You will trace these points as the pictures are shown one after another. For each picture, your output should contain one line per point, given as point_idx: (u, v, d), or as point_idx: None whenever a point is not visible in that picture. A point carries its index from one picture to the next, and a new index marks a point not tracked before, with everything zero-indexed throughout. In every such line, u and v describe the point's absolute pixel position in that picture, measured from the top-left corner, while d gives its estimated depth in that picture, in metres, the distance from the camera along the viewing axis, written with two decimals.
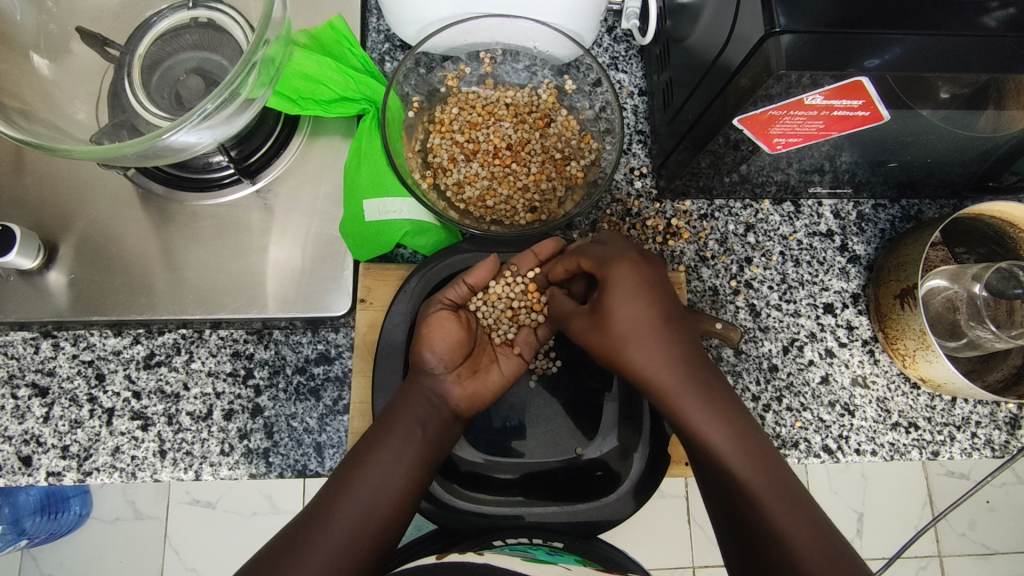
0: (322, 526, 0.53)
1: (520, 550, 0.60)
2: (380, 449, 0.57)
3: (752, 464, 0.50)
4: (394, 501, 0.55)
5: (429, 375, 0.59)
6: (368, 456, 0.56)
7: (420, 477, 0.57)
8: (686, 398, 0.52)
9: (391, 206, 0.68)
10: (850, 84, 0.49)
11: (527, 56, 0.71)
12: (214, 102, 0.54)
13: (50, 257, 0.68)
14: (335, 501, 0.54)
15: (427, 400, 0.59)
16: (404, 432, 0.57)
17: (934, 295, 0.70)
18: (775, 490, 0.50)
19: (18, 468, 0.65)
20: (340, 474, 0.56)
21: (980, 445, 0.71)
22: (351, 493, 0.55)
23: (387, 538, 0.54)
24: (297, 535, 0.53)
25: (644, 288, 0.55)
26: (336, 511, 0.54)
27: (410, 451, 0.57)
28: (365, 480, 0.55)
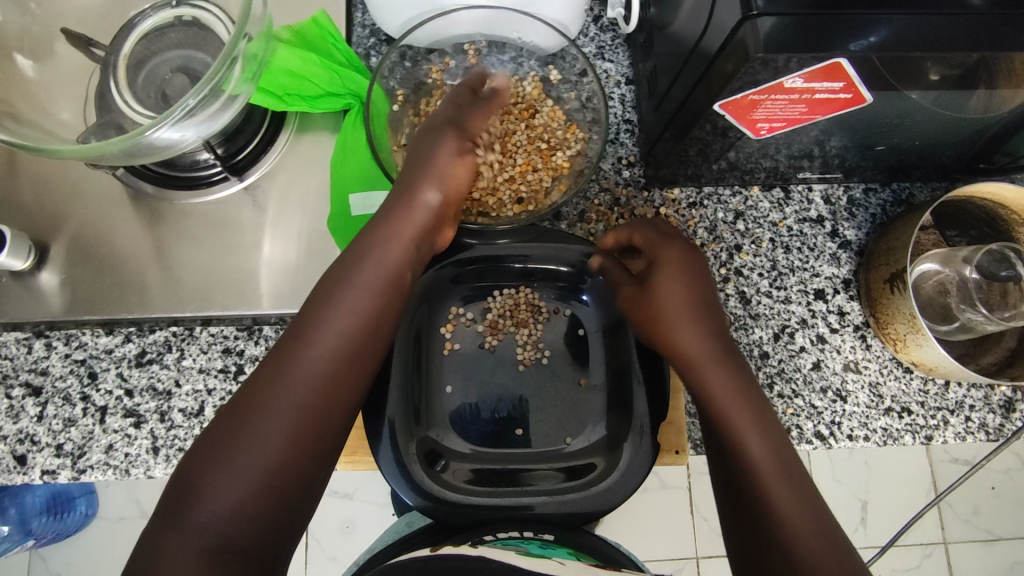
0: (249, 419, 0.49)
1: (511, 544, 0.57)
2: (306, 341, 0.53)
3: (768, 441, 0.54)
4: (323, 397, 0.51)
5: (367, 276, 0.57)
6: (295, 347, 0.52)
7: (349, 370, 0.53)
8: (715, 375, 0.58)
9: (377, 200, 0.69)
10: (829, 65, 0.48)
11: (513, 47, 0.72)
12: (196, 97, 0.55)
13: (41, 257, 0.69)
14: (262, 395, 0.50)
15: (365, 302, 0.55)
16: (342, 318, 0.54)
17: (926, 278, 0.69)
18: (781, 462, 0.53)
19: (12, 467, 0.66)
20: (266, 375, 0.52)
21: (975, 428, 0.71)
22: (277, 385, 0.50)
23: (320, 445, 0.51)
24: (221, 435, 0.48)
25: (694, 277, 0.62)
26: (261, 410, 0.49)
27: (335, 349, 0.53)
28: (293, 369, 0.51)
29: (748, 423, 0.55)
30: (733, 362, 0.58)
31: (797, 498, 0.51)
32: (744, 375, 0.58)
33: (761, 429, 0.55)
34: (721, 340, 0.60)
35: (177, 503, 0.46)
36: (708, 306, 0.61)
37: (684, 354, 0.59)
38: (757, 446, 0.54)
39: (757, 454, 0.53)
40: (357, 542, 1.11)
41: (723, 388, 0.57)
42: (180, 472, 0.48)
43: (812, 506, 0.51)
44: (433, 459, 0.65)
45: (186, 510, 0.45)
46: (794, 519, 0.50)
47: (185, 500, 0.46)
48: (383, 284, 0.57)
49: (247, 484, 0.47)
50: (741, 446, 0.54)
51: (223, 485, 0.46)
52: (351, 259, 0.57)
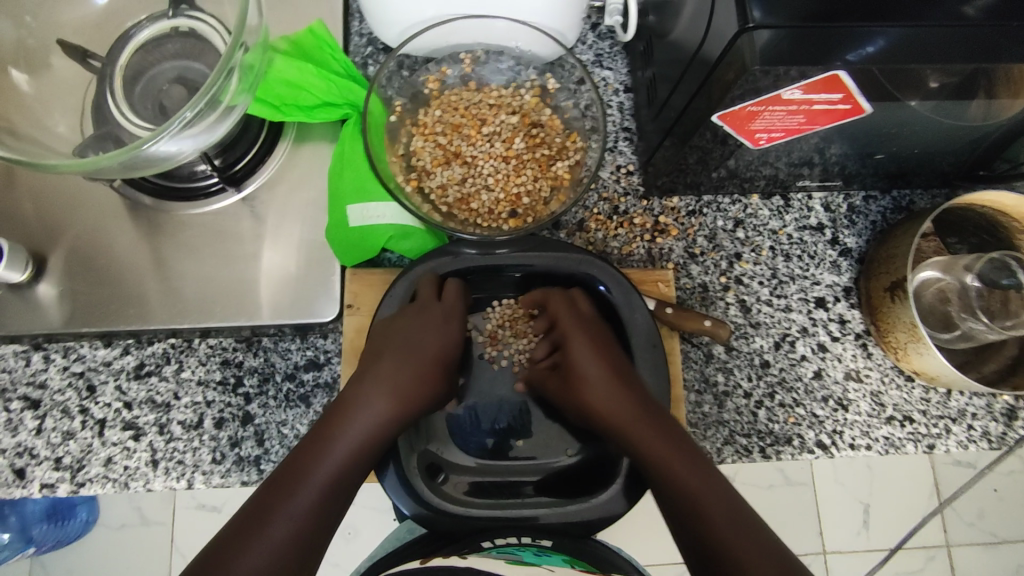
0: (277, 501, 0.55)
1: (506, 552, 0.63)
2: (347, 413, 0.60)
3: (706, 484, 0.56)
4: (341, 478, 0.58)
5: (415, 350, 0.64)
6: (333, 422, 0.60)
7: (367, 453, 0.59)
8: (638, 429, 0.60)
9: (375, 211, 0.68)
10: (828, 77, 0.49)
11: (510, 56, 0.71)
12: (193, 110, 0.54)
13: (39, 269, 0.69)
14: (293, 480, 0.56)
15: (403, 382, 0.63)
16: (378, 397, 0.62)
17: (927, 285, 0.69)
18: (720, 499, 0.55)
19: (11, 481, 0.65)
20: (292, 461, 0.58)
21: (977, 437, 0.70)
22: (312, 466, 0.58)
23: (329, 518, 0.56)
24: (251, 516, 0.54)
25: (606, 345, 0.65)
26: (291, 493, 0.56)
27: (366, 425, 0.60)
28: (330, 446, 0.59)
29: (673, 457, 0.58)
30: (656, 412, 0.61)
31: (736, 527, 0.53)
32: (667, 423, 0.60)
33: (694, 474, 0.56)
34: (637, 394, 0.62)
35: (208, 570, 0.50)
36: (624, 367, 0.64)
37: (604, 413, 0.62)
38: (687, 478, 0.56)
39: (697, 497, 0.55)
40: (359, 549, 1.11)
41: (651, 440, 0.59)
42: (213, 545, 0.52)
43: (750, 527, 0.53)
44: (434, 472, 0.65)
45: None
46: (738, 549, 0.52)
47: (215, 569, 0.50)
48: (419, 369, 0.64)
49: (271, 557, 0.52)
50: (683, 492, 0.56)
51: (254, 556, 0.51)
52: (405, 344, 0.64)
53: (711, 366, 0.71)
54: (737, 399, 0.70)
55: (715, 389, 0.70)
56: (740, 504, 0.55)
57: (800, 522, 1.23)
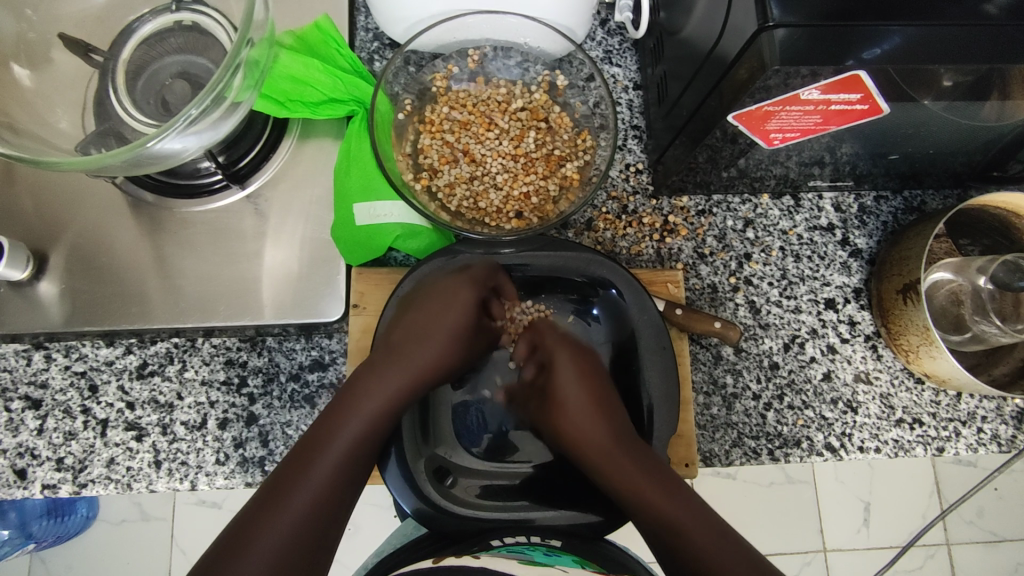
0: (296, 475, 0.56)
1: (517, 551, 0.62)
2: (367, 385, 0.61)
3: (682, 509, 0.56)
4: (363, 449, 0.59)
5: (436, 328, 0.67)
6: (353, 394, 0.60)
7: (386, 426, 0.60)
8: (606, 459, 0.60)
9: (383, 209, 0.67)
10: (848, 77, 0.48)
11: (518, 52, 0.70)
12: (199, 107, 0.53)
13: (39, 267, 0.67)
14: (314, 452, 0.57)
15: (425, 358, 0.65)
16: (398, 371, 0.63)
17: (938, 287, 0.68)
18: (697, 518, 0.56)
19: (13, 481, 0.65)
20: (318, 426, 0.59)
21: (987, 440, 0.70)
22: (332, 438, 0.58)
23: (349, 488, 0.58)
24: (268, 492, 0.55)
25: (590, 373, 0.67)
26: (312, 465, 0.57)
27: (383, 398, 0.61)
28: (349, 419, 0.59)
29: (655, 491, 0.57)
30: (632, 443, 0.61)
31: (717, 539, 0.54)
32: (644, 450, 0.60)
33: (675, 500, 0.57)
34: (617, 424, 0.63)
35: (238, 537, 0.52)
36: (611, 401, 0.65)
37: (578, 443, 0.63)
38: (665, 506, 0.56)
39: (678, 521, 0.56)
40: (360, 546, 1.10)
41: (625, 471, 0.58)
42: (237, 521, 0.54)
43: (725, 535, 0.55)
44: (442, 476, 0.64)
45: (243, 549, 0.52)
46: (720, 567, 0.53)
47: (241, 543, 0.52)
48: (436, 345, 0.66)
49: (292, 530, 0.53)
50: (656, 518, 0.56)
51: (276, 529, 0.53)
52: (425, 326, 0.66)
53: (720, 368, 0.70)
54: (746, 401, 0.69)
55: (724, 391, 0.70)
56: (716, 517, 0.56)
57: (801, 520, 1.23)
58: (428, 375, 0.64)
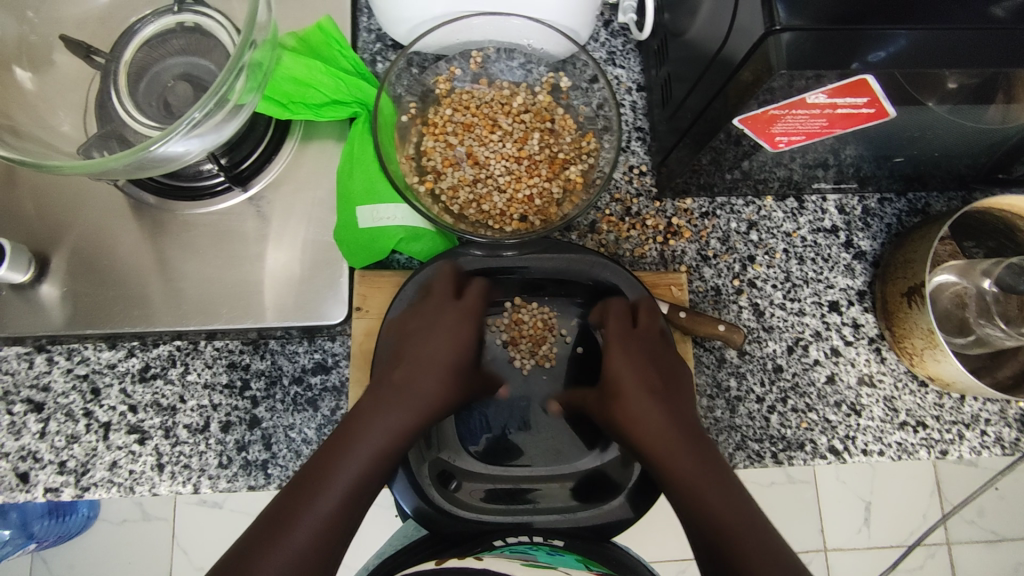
0: (297, 508, 0.54)
1: (520, 552, 0.62)
2: (369, 420, 0.59)
3: (733, 507, 0.55)
4: (365, 483, 0.57)
5: (434, 359, 0.64)
6: (356, 429, 0.58)
7: (387, 462, 0.58)
8: (665, 447, 0.59)
9: (385, 212, 0.67)
10: (854, 81, 0.47)
11: (521, 54, 0.69)
12: (202, 110, 0.53)
13: (41, 270, 0.67)
14: (316, 485, 0.55)
15: (428, 390, 0.62)
16: (400, 398, 0.61)
17: (942, 290, 0.68)
18: (742, 517, 0.54)
19: (15, 485, 0.65)
20: (320, 458, 0.57)
21: (991, 443, 0.70)
22: (337, 471, 0.56)
23: (350, 526, 0.55)
24: (271, 523, 0.53)
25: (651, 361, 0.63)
26: (315, 498, 0.54)
27: (387, 433, 0.59)
28: (354, 451, 0.57)
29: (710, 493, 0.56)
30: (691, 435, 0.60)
31: (760, 544, 0.53)
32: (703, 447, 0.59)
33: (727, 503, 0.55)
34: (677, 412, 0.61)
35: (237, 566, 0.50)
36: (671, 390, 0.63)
37: (634, 428, 0.61)
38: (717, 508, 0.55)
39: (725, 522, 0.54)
40: (362, 546, 1.10)
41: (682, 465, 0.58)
42: (237, 546, 0.52)
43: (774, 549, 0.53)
44: (446, 480, 0.64)
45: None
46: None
47: (239, 572, 0.50)
48: (439, 375, 0.63)
49: (292, 565, 0.51)
50: (707, 514, 0.55)
51: (275, 563, 0.51)
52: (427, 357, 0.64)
53: (724, 370, 0.70)
54: (750, 404, 0.69)
55: (727, 394, 0.70)
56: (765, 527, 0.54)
57: (802, 519, 1.23)
58: (431, 410, 0.61)
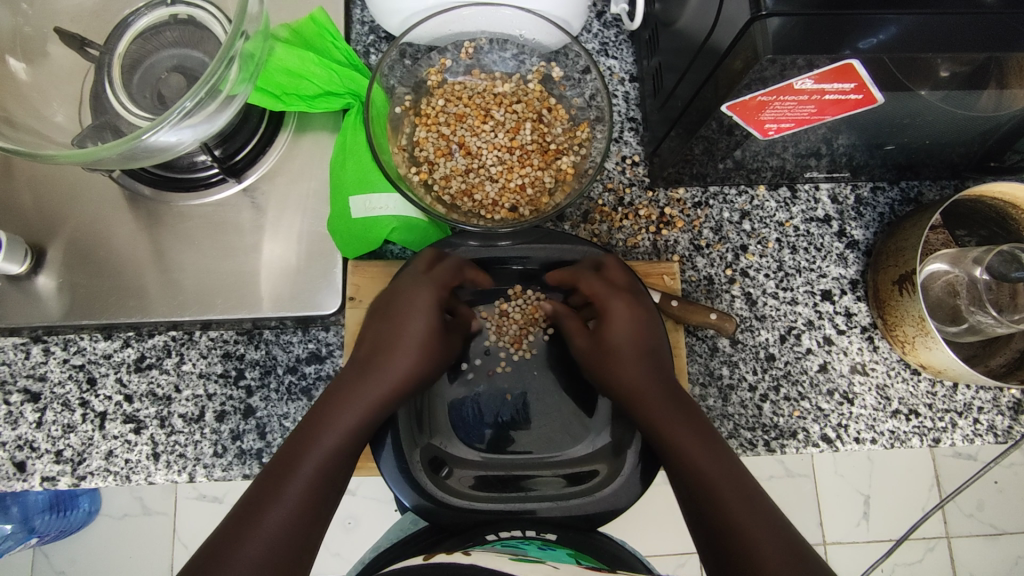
0: (270, 495, 0.53)
1: (511, 547, 0.57)
2: (341, 404, 0.60)
3: (719, 467, 0.56)
4: (336, 464, 0.57)
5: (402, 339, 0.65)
6: (324, 415, 0.59)
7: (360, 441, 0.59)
8: (657, 411, 0.60)
9: (378, 202, 0.67)
10: (841, 66, 0.47)
11: (514, 45, 0.70)
12: (193, 100, 0.53)
13: (38, 261, 0.68)
14: (287, 469, 0.55)
15: (399, 370, 0.63)
16: (368, 386, 0.61)
17: (935, 278, 0.68)
18: (725, 474, 0.56)
19: (12, 474, 0.65)
20: (292, 445, 0.57)
21: (983, 431, 0.70)
22: (306, 454, 0.56)
23: (324, 504, 0.55)
24: (246, 507, 0.52)
25: (652, 327, 0.64)
26: (286, 482, 0.54)
27: (356, 412, 0.60)
28: (324, 435, 0.58)
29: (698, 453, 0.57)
30: (678, 400, 0.61)
31: (748, 508, 0.54)
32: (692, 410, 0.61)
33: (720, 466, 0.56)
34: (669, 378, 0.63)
35: (215, 557, 0.49)
36: (665, 363, 0.64)
37: (631, 397, 0.63)
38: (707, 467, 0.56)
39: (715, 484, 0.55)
40: (360, 539, 1.11)
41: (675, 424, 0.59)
42: (208, 543, 0.51)
43: (756, 508, 0.54)
44: (438, 467, 0.64)
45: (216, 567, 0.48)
46: (753, 534, 0.52)
47: (214, 558, 0.49)
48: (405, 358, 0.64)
49: (267, 549, 0.51)
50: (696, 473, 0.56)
51: (250, 547, 0.50)
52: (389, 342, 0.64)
53: (716, 359, 0.70)
54: (742, 392, 0.70)
55: (720, 382, 0.70)
56: (753, 490, 0.55)
57: (799, 513, 1.23)
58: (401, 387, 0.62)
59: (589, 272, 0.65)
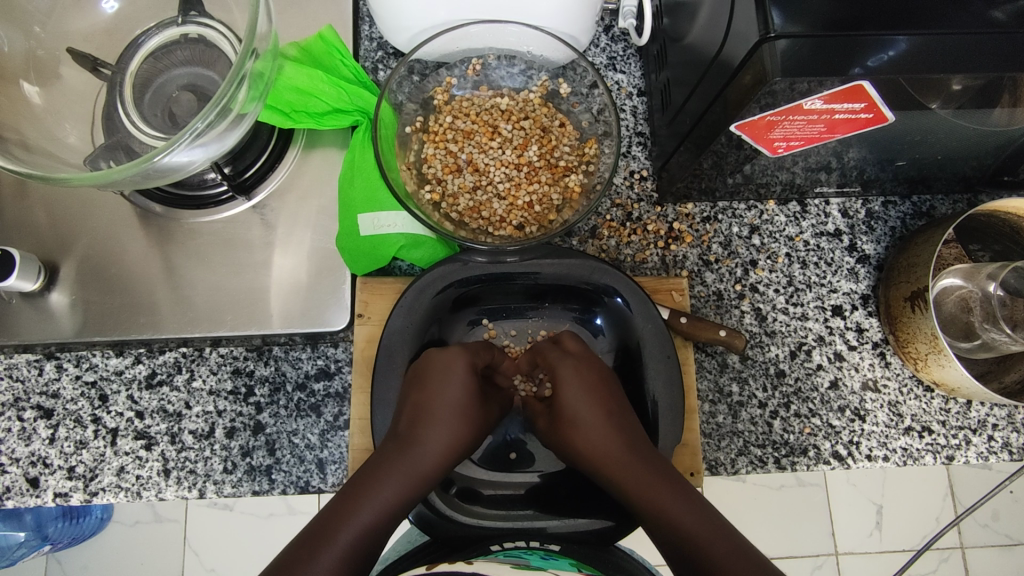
0: (301, 565, 0.51)
1: (513, 556, 0.60)
2: (379, 476, 0.58)
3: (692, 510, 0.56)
4: (372, 539, 0.55)
5: (443, 406, 0.62)
6: (360, 491, 0.57)
7: (397, 515, 0.57)
8: (626, 475, 0.59)
9: (386, 220, 0.67)
10: (851, 87, 0.47)
11: (522, 60, 0.70)
12: (205, 121, 0.54)
13: (51, 278, 0.69)
14: (320, 541, 0.53)
15: (437, 443, 0.60)
16: (409, 460, 0.59)
17: (948, 293, 0.67)
18: (709, 527, 0.55)
19: (25, 489, 0.66)
20: (327, 512, 0.56)
21: (998, 448, 0.69)
22: (339, 530, 0.54)
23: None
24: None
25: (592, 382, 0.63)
26: (317, 556, 0.52)
27: (394, 490, 0.58)
28: (358, 514, 0.56)
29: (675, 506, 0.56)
30: (647, 455, 0.59)
31: (730, 547, 0.53)
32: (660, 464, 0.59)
33: (703, 519, 0.55)
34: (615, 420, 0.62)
35: None
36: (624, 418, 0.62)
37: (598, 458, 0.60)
38: (682, 516, 0.55)
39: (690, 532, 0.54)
40: None
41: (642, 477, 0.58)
42: None
43: (740, 553, 0.53)
44: (445, 485, 0.64)
45: None
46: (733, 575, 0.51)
47: None
48: (442, 429, 0.61)
49: None
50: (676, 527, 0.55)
51: None
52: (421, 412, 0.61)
53: (726, 375, 0.70)
54: (752, 409, 0.69)
55: (729, 399, 0.69)
56: (736, 537, 0.54)
57: (812, 523, 1.21)
58: (434, 467, 0.60)
59: (549, 346, 0.67)
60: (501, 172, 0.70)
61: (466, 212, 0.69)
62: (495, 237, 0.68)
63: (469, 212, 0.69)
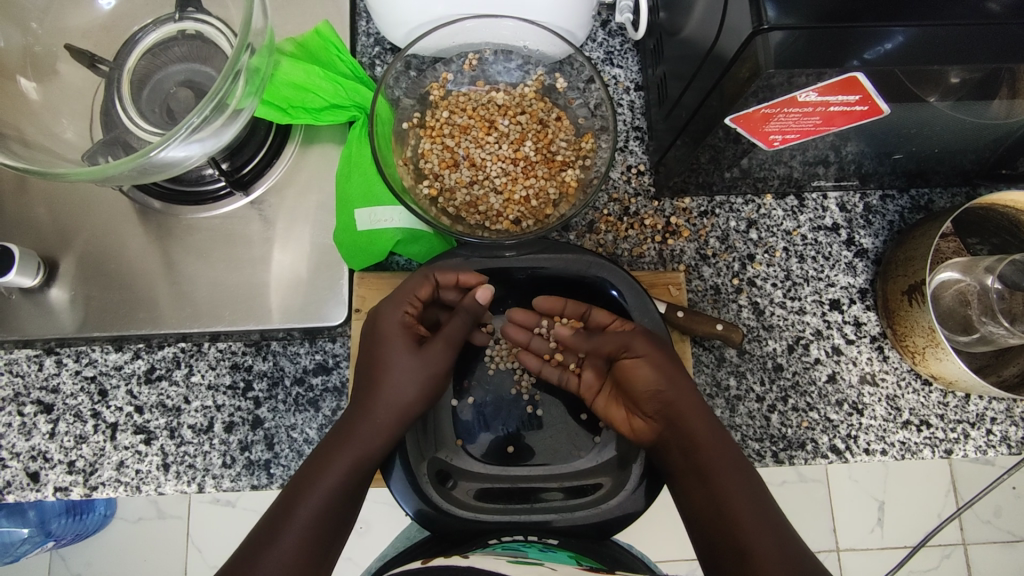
0: (269, 539, 0.55)
1: (511, 549, 0.58)
2: (336, 449, 0.59)
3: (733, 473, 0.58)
4: (335, 509, 0.58)
5: (387, 364, 0.62)
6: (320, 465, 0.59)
7: (357, 479, 0.59)
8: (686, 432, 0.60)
9: (383, 215, 0.67)
10: (845, 79, 0.47)
11: (519, 55, 0.70)
12: (201, 114, 0.54)
13: (51, 274, 0.69)
14: (284, 516, 0.56)
15: (380, 406, 0.61)
16: (358, 425, 0.60)
17: (946, 287, 0.67)
18: (744, 489, 0.57)
19: (26, 484, 0.66)
20: (296, 484, 0.59)
21: (997, 442, 0.69)
22: (302, 503, 0.57)
23: (323, 545, 0.57)
24: (250, 548, 0.55)
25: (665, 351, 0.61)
26: (280, 531, 0.55)
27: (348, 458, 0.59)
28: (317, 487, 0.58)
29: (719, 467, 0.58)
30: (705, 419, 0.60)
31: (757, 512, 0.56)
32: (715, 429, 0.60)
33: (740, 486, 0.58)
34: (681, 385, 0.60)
35: None
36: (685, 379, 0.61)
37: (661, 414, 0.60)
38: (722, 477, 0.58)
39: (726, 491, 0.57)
40: (371, 545, 1.11)
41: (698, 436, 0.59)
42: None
43: (765, 519, 0.56)
44: (443, 479, 0.64)
45: None
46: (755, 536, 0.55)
47: None
48: (384, 390, 0.61)
49: None
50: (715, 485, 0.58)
51: None
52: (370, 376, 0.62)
53: (723, 369, 0.70)
54: (750, 403, 0.69)
55: (727, 393, 0.69)
56: (766, 505, 0.57)
57: (813, 520, 1.21)
58: (380, 431, 0.60)
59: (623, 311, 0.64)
60: (497, 167, 0.70)
61: (462, 208, 0.69)
62: (492, 232, 0.68)
63: (465, 207, 0.69)
